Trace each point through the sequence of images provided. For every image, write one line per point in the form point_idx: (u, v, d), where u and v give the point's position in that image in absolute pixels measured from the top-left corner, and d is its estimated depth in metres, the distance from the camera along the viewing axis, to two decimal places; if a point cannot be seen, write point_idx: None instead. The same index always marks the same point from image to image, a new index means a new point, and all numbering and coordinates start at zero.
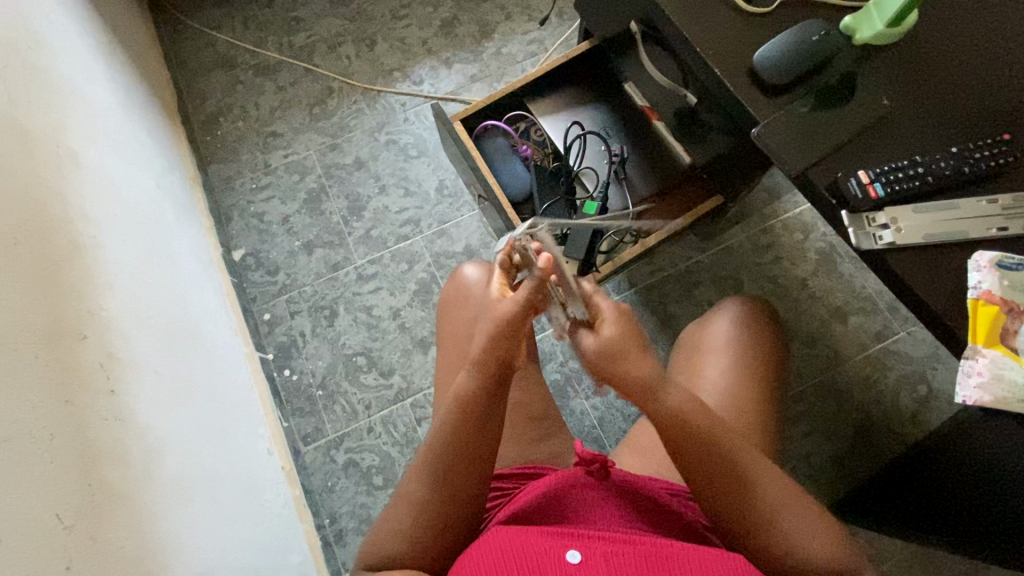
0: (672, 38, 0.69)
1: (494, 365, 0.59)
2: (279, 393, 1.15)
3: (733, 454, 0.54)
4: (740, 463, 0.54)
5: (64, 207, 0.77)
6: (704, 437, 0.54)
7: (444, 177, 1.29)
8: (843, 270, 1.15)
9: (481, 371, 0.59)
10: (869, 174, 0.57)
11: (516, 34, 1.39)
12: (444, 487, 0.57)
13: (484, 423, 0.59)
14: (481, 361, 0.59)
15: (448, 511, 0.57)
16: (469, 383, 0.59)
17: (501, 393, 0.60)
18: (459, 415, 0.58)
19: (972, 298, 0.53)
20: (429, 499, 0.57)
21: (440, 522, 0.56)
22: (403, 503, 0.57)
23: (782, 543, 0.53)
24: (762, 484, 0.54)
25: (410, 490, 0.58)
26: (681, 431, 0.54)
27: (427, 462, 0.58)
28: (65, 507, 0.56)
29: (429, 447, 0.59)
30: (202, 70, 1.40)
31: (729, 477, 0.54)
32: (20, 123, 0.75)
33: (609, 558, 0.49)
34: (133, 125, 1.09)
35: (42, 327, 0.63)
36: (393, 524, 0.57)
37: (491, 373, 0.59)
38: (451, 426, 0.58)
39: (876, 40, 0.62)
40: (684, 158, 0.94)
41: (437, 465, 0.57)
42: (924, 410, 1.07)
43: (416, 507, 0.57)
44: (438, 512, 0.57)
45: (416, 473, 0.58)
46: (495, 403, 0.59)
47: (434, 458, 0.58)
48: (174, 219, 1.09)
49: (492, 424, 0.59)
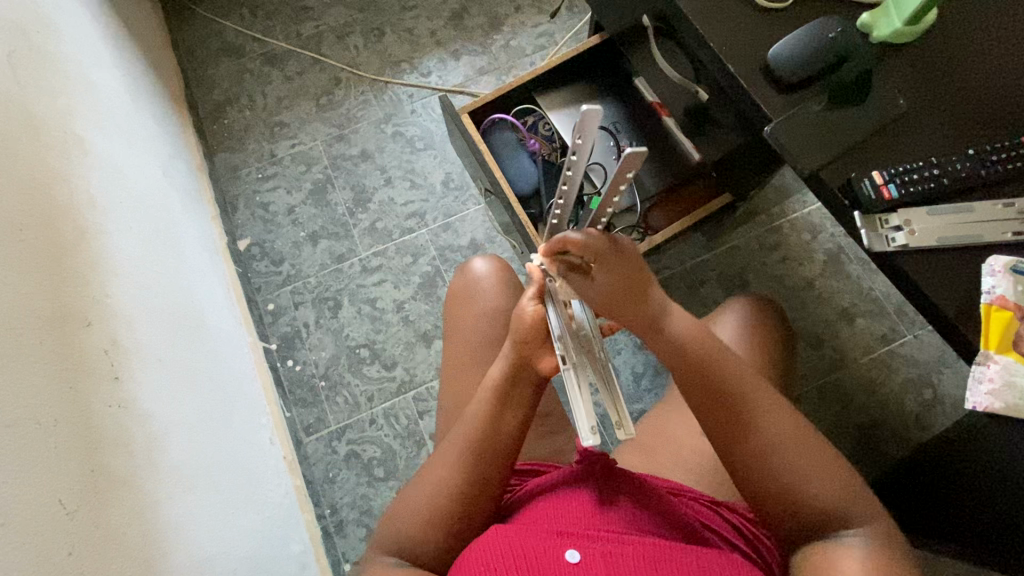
0: (686, 32, 0.68)
1: (525, 367, 0.60)
2: (282, 383, 1.15)
3: (732, 378, 0.54)
4: (739, 388, 0.54)
5: (70, 193, 0.77)
6: (700, 358, 0.55)
7: (451, 171, 1.28)
8: (851, 272, 1.14)
9: (513, 368, 0.60)
10: (883, 175, 0.56)
11: (525, 27, 1.37)
12: (464, 481, 0.57)
13: (509, 429, 0.59)
14: (516, 357, 0.60)
15: (465, 508, 0.57)
16: (500, 381, 0.59)
17: (529, 396, 0.60)
18: (488, 413, 0.59)
19: (985, 304, 0.52)
20: (448, 492, 0.57)
21: (458, 516, 0.57)
22: (425, 496, 0.58)
23: (780, 479, 0.51)
24: (763, 413, 0.53)
25: (431, 481, 0.58)
26: (676, 351, 0.56)
27: (447, 465, 0.58)
28: (69, 492, 0.57)
29: (455, 441, 0.59)
30: (209, 58, 1.39)
31: (726, 400, 0.54)
32: (27, 108, 0.75)
33: (608, 559, 0.49)
34: (140, 112, 1.09)
35: (49, 313, 0.63)
36: (410, 513, 0.58)
37: (522, 371, 0.60)
38: (480, 422, 0.59)
39: (894, 38, 0.60)
40: (692, 156, 0.93)
41: (461, 460, 0.58)
42: (928, 414, 1.06)
43: (435, 499, 0.57)
44: (457, 507, 0.57)
45: (438, 463, 0.59)
46: (522, 405, 0.60)
47: (454, 461, 0.58)
48: (180, 207, 1.09)
49: (519, 426, 0.59)
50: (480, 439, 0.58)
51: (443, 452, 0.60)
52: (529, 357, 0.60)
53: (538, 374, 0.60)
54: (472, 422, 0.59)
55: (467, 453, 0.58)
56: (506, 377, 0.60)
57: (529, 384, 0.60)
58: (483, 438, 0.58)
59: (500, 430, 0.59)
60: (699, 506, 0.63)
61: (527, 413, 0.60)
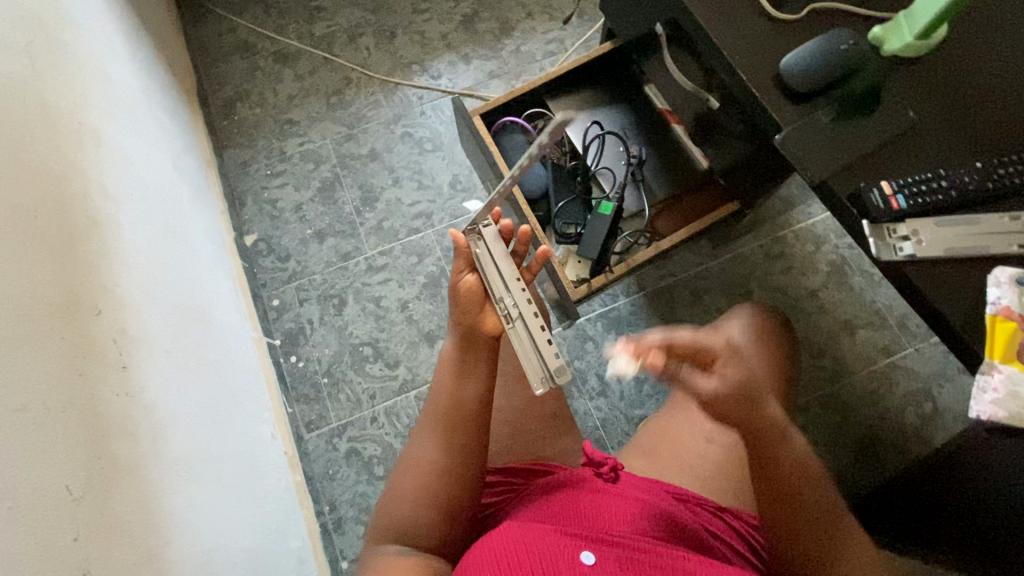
0: (699, 41, 0.68)
1: (476, 334, 0.65)
2: (285, 379, 1.15)
3: (809, 499, 0.62)
4: (821, 511, 0.62)
5: (82, 182, 0.77)
6: (790, 484, 0.62)
7: (458, 173, 1.29)
8: (854, 284, 1.15)
9: (463, 338, 0.65)
10: (892, 185, 0.57)
11: (536, 33, 1.39)
12: (446, 451, 0.60)
13: (475, 396, 0.63)
14: (464, 327, 0.65)
15: (453, 479, 0.59)
16: (458, 352, 0.65)
17: (487, 358, 0.65)
18: (453, 382, 0.63)
19: (990, 313, 0.53)
20: (431, 465, 0.59)
21: (448, 489, 0.59)
22: (411, 479, 0.60)
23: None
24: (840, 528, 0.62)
25: (415, 461, 0.60)
26: (763, 471, 0.62)
27: (427, 445, 0.61)
28: (75, 478, 0.57)
29: (428, 417, 0.63)
30: (222, 54, 1.41)
31: (806, 516, 0.62)
32: (44, 97, 0.75)
33: (622, 563, 0.50)
34: (152, 105, 1.10)
35: (60, 299, 0.64)
36: (403, 497, 0.59)
37: (472, 338, 0.65)
38: (448, 392, 0.63)
39: (905, 52, 0.61)
40: (702, 163, 0.95)
41: (437, 431, 0.61)
42: (928, 427, 1.07)
43: (422, 477, 0.59)
44: (444, 478, 0.59)
45: (419, 445, 0.62)
46: (482, 366, 0.64)
47: (432, 440, 0.61)
48: (189, 200, 1.10)
49: (485, 389, 0.63)
50: (451, 409, 0.62)
51: (421, 433, 0.63)
52: (478, 325, 0.65)
53: (488, 339, 0.65)
54: (442, 397, 0.63)
55: (442, 424, 0.61)
56: (460, 349, 0.65)
57: (485, 354, 0.65)
58: (454, 408, 0.62)
59: (466, 398, 0.62)
60: (699, 513, 0.64)
61: (487, 374, 0.65)
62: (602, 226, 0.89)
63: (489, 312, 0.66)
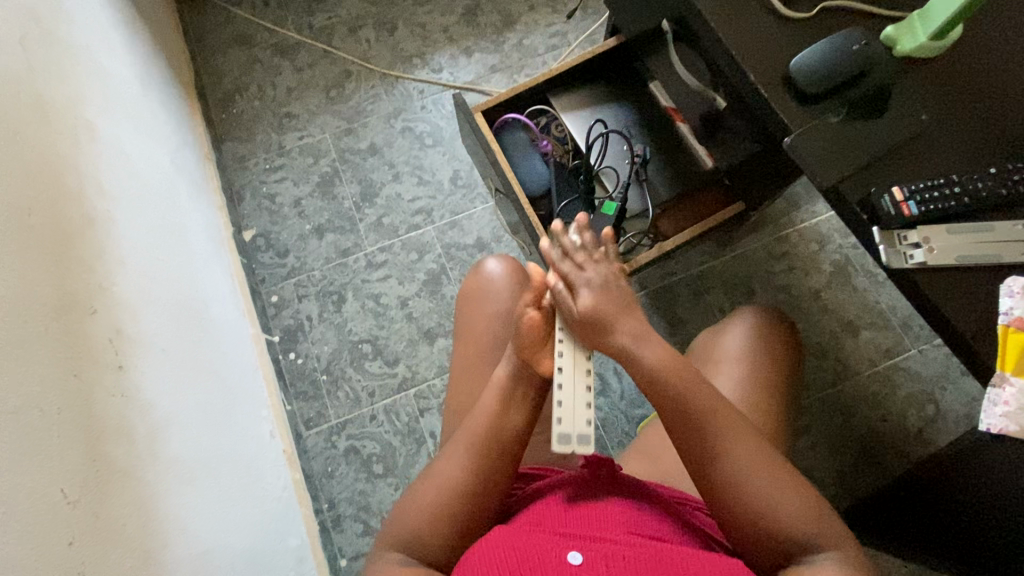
0: (707, 40, 0.67)
1: (530, 374, 0.63)
2: (283, 376, 1.15)
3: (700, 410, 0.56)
4: (716, 423, 0.55)
5: (77, 179, 0.76)
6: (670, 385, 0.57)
7: (459, 168, 1.28)
8: (858, 284, 1.14)
9: (517, 368, 0.63)
10: (904, 192, 0.55)
11: (538, 26, 1.37)
12: (473, 475, 0.58)
13: (515, 431, 0.61)
14: (519, 358, 0.63)
15: (476, 506, 0.58)
16: (507, 382, 0.63)
17: (533, 391, 0.63)
18: (495, 409, 0.61)
19: (1003, 324, 0.51)
20: (456, 486, 0.58)
21: (468, 512, 0.58)
22: (433, 494, 0.58)
23: (754, 505, 0.53)
24: (740, 440, 0.54)
25: (442, 479, 0.59)
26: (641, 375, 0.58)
27: (456, 465, 0.59)
28: (70, 482, 0.56)
29: (464, 435, 0.61)
30: (220, 46, 1.39)
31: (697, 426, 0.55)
32: (37, 91, 0.74)
33: (609, 562, 0.49)
34: (149, 98, 1.08)
35: (53, 299, 0.63)
36: (421, 511, 0.58)
37: (526, 375, 0.63)
38: (490, 418, 0.61)
39: (918, 53, 0.60)
40: (706, 163, 0.92)
41: (471, 454, 0.59)
42: (931, 429, 1.06)
43: (447, 496, 0.58)
44: (466, 503, 0.58)
45: (449, 460, 0.60)
46: (528, 400, 0.63)
47: (462, 460, 0.59)
48: (187, 196, 1.09)
49: (526, 424, 0.62)
50: (489, 436, 0.60)
51: (453, 451, 0.60)
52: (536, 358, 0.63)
53: (541, 381, 0.63)
54: (481, 420, 0.61)
55: (476, 447, 0.59)
56: (510, 379, 0.63)
57: (535, 392, 0.63)
58: (492, 435, 0.60)
59: (506, 430, 0.61)
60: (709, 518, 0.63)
61: (532, 410, 0.63)
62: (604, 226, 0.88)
63: (545, 355, 0.64)
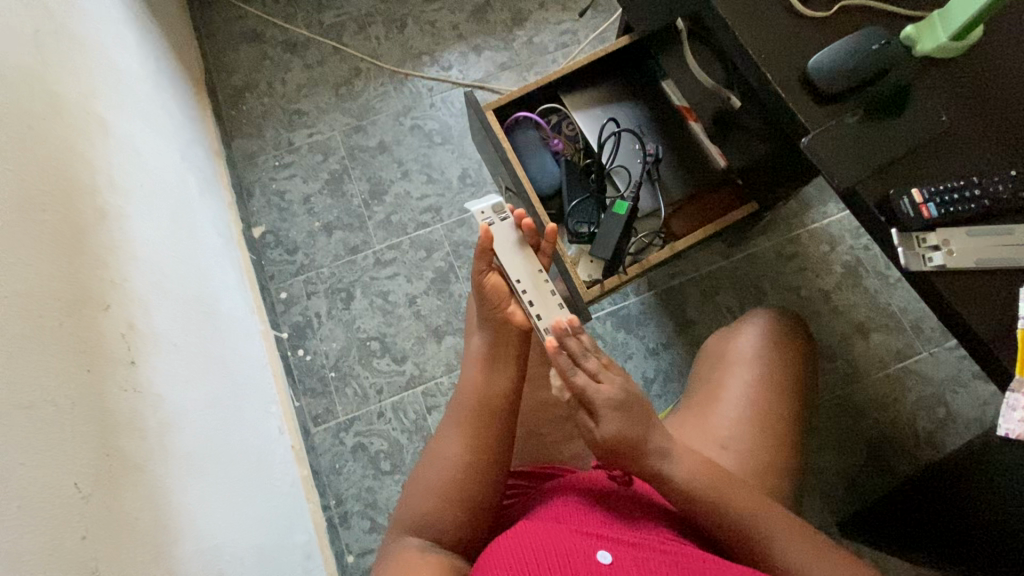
0: (722, 39, 0.66)
1: (506, 334, 0.69)
2: (292, 372, 1.15)
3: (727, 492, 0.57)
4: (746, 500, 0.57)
5: (90, 174, 0.76)
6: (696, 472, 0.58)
7: (468, 166, 1.27)
8: (869, 286, 1.13)
9: (491, 335, 0.69)
10: (923, 194, 0.55)
11: (548, 24, 1.36)
12: (470, 444, 0.61)
13: (501, 392, 0.65)
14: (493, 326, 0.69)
15: (479, 474, 0.60)
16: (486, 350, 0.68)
17: (513, 355, 0.68)
18: (480, 377, 0.66)
19: (1022, 328, 0.51)
20: (455, 459, 0.60)
21: (472, 482, 0.60)
22: (436, 471, 0.60)
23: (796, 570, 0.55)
24: (784, 530, 0.56)
25: (441, 457, 0.61)
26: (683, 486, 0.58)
27: (453, 438, 0.62)
28: (83, 476, 0.57)
29: (457, 410, 0.65)
30: (230, 43, 1.39)
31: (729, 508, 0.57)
32: (51, 87, 0.74)
33: (639, 562, 0.49)
34: (159, 94, 1.08)
35: (67, 295, 0.63)
36: (426, 491, 0.59)
37: (504, 340, 0.69)
38: (477, 386, 0.65)
39: (938, 52, 0.59)
40: (719, 163, 0.93)
41: (464, 426, 0.63)
42: (941, 433, 1.05)
43: (449, 469, 0.60)
44: (469, 472, 0.60)
45: (447, 438, 0.63)
46: (509, 362, 0.68)
47: (458, 433, 0.62)
48: (197, 192, 1.09)
49: (511, 384, 0.66)
50: (478, 403, 0.64)
51: (447, 428, 0.64)
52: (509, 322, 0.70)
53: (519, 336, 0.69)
54: (470, 391, 0.66)
55: (468, 415, 0.63)
56: (489, 347, 0.68)
57: (515, 351, 0.69)
58: (480, 401, 0.65)
59: (493, 393, 0.65)
60: None
61: (515, 372, 0.68)
62: (615, 226, 0.87)
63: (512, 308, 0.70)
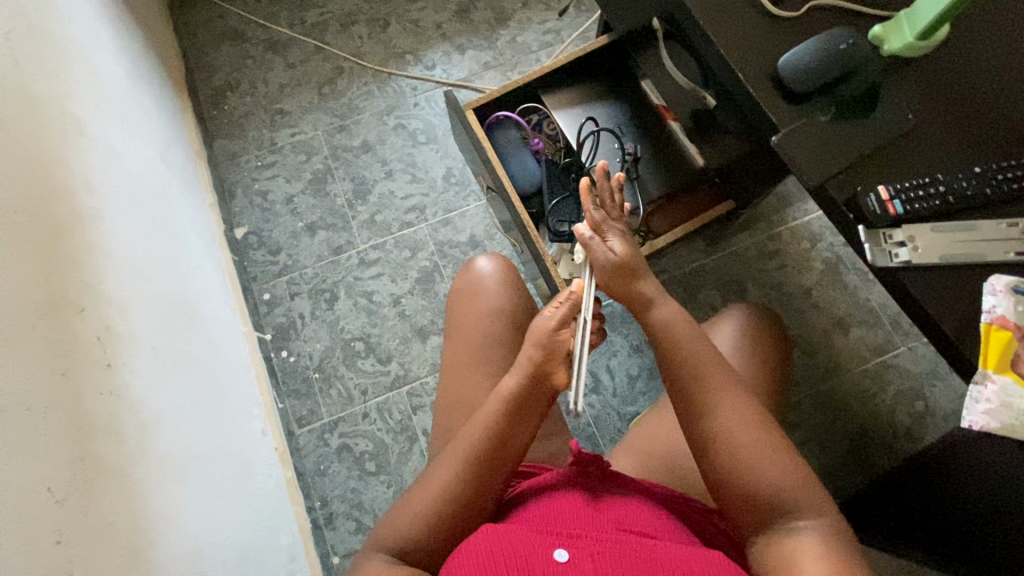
0: (697, 38, 0.67)
1: (542, 385, 0.63)
2: (275, 374, 1.14)
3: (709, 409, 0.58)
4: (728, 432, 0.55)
5: (65, 175, 0.75)
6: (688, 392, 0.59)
7: (452, 165, 1.27)
8: (848, 282, 1.14)
9: (530, 382, 0.62)
10: (888, 191, 0.56)
11: (532, 23, 1.36)
12: (473, 486, 0.59)
13: (518, 445, 0.61)
14: (535, 372, 0.63)
15: (471, 516, 0.58)
16: (516, 394, 0.62)
17: (539, 413, 0.63)
18: (503, 423, 0.61)
19: (985, 322, 0.52)
20: (453, 496, 0.58)
21: (463, 520, 0.58)
22: (431, 500, 0.58)
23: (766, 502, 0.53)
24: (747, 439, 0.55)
25: (439, 488, 0.59)
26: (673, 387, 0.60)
27: (456, 474, 0.59)
28: (57, 480, 0.56)
29: (467, 444, 0.60)
30: (211, 42, 1.38)
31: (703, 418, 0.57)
32: (25, 88, 0.73)
33: (596, 558, 0.49)
34: (138, 94, 1.07)
35: (41, 298, 0.62)
36: (415, 517, 0.58)
37: (538, 390, 0.63)
38: (495, 430, 0.60)
39: (906, 51, 0.60)
40: (696, 161, 0.94)
41: (471, 464, 0.59)
42: (919, 426, 1.07)
43: (445, 503, 0.58)
44: (464, 511, 0.58)
45: (449, 468, 0.60)
46: (536, 417, 0.63)
47: (463, 470, 0.59)
48: (177, 193, 1.08)
49: (529, 438, 0.62)
50: (492, 447, 0.60)
51: (452, 460, 0.60)
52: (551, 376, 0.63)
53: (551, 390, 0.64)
54: (486, 430, 0.60)
55: (480, 458, 0.59)
56: (520, 392, 0.62)
57: (541, 405, 0.63)
58: (496, 446, 0.60)
59: (510, 443, 0.61)
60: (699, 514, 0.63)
61: (537, 423, 0.63)
62: None
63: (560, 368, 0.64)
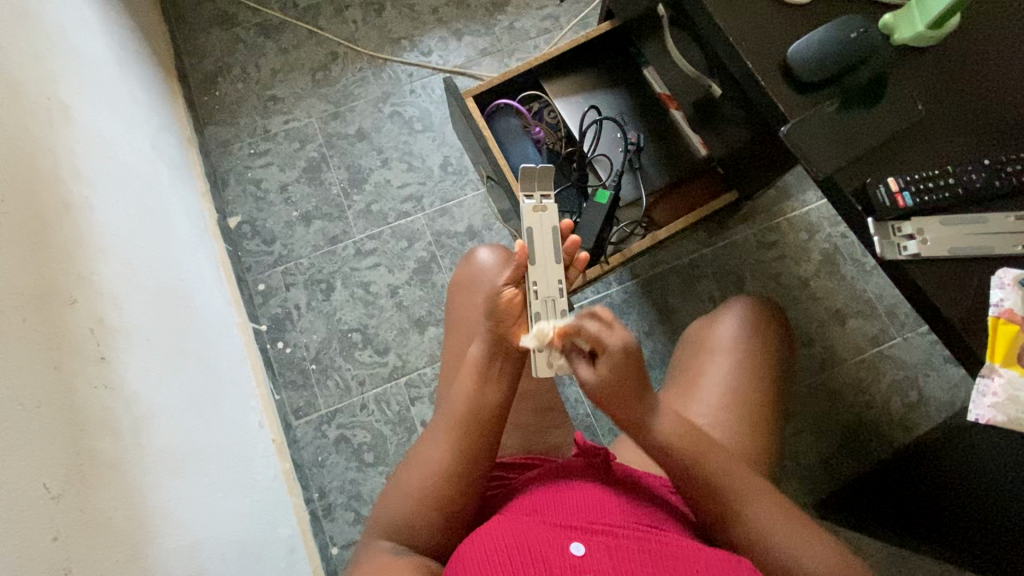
0: (703, 26, 0.66)
1: (507, 347, 0.62)
2: (271, 365, 1.13)
3: (715, 461, 0.56)
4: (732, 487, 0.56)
5: (54, 164, 0.73)
6: (689, 451, 0.56)
7: (449, 154, 1.25)
8: (846, 273, 1.15)
9: (492, 347, 0.62)
10: (898, 182, 0.56)
11: (530, 8, 1.34)
12: (455, 457, 0.58)
13: (495, 408, 0.60)
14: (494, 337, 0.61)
15: (458, 486, 0.58)
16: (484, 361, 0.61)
17: (512, 375, 0.62)
18: (475, 387, 0.60)
19: (993, 316, 0.52)
20: (442, 470, 0.58)
21: (451, 494, 0.58)
22: (416, 479, 0.59)
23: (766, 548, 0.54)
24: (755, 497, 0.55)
25: (425, 465, 0.59)
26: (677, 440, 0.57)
27: (439, 448, 0.59)
28: (53, 476, 0.55)
29: (445, 419, 0.60)
30: (200, 25, 1.34)
31: (717, 477, 0.56)
32: (8, 71, 0.71)
33: (612, 552, 0.49)
34: (126, 78, 1.04)
35: (31, 289, 0.61)
36: (407, 497, 0.58)
37: (503, 351, 0.62)
38: (468, 398, 0.60)
39: (916, 41, 0.60)
40: (699, 151, 0.94)
41: (452, 435, 0.59)
42: (914, 415, 1.08)
43: (431, 480, 0.58)
44: (452, 484, 0.58)
45: (431, 445, 0.60)
46: (509, 381, 0.62)
47: (445, 442, 0.59)
48: (169, 182, 1.06)
49: (506, 401, 0.61)
50: (469, 415, 0.60)
51: (434, 435, 0.60)
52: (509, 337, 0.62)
53: (518, 354, 0.63)
54: (460, 399, 0.60)
55: (459, 427, 0.59)
56: (488, 358, 0.61)
57: (513, 364, 0.62)
58: (472, 413, 0.60)
59: (486, 407, 0.60)
60: None
61: (512, 386, 0.62)
62: (598, 215, 0.87)
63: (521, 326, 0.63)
